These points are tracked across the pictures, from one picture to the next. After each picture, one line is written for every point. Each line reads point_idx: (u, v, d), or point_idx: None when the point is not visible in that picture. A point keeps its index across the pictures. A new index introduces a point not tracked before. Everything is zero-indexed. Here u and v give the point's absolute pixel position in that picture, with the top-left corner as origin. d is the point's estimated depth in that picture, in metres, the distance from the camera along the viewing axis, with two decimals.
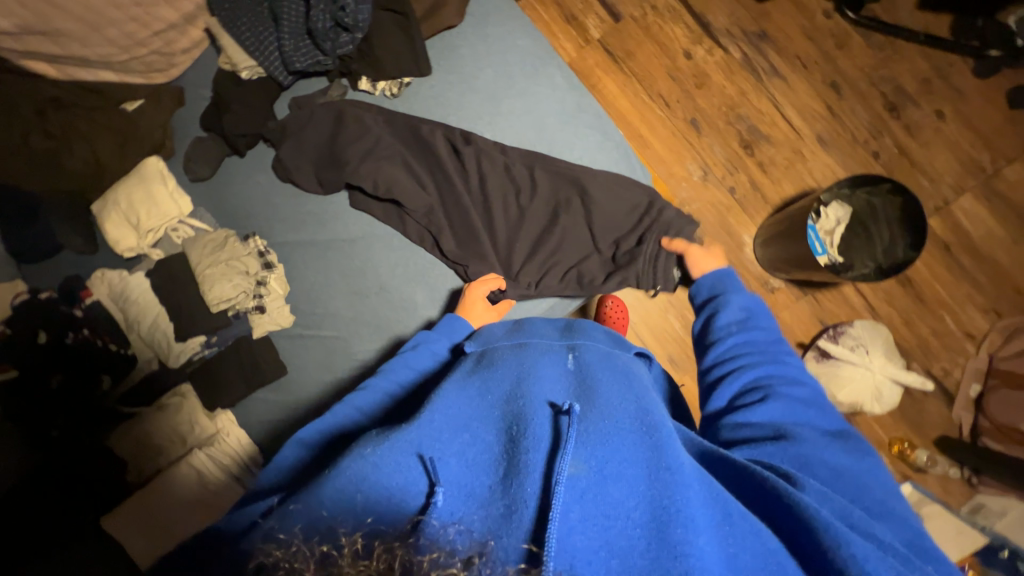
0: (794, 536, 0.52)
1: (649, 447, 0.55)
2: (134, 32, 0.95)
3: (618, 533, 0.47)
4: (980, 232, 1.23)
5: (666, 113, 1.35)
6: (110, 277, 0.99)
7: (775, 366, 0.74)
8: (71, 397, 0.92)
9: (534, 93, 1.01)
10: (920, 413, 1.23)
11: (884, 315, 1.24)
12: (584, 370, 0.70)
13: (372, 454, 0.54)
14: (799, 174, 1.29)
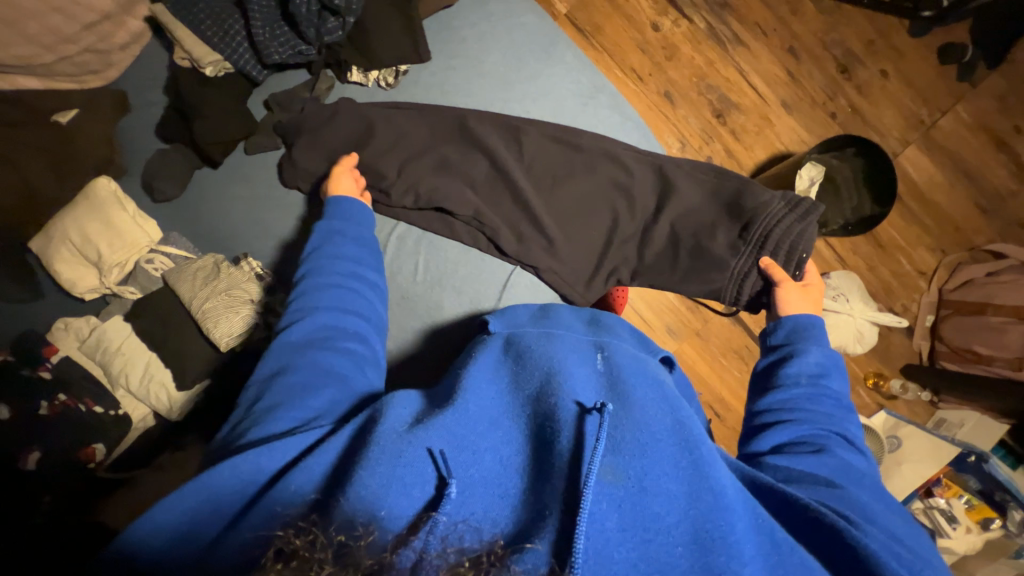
0: (821, 534, 0.50)
1: (693, 465, 0.49)
2: (60, 27, 0.80)
3: (653, 548, 0.43)
4: (923, 179, 1.36)
5: (640, 87, 1.35)
6: (76, 326, 0.86)
7: (835, 429, 0.66)
8: (58, 469, 0.78)
9: (546, 76, 0.98)
10: (888, 347, 1.37)
11: (852, 263, 1.35)
12: (616, 359, 0.62)
13: (397, 444, 0.50)
14: (768, 139, 1.36)
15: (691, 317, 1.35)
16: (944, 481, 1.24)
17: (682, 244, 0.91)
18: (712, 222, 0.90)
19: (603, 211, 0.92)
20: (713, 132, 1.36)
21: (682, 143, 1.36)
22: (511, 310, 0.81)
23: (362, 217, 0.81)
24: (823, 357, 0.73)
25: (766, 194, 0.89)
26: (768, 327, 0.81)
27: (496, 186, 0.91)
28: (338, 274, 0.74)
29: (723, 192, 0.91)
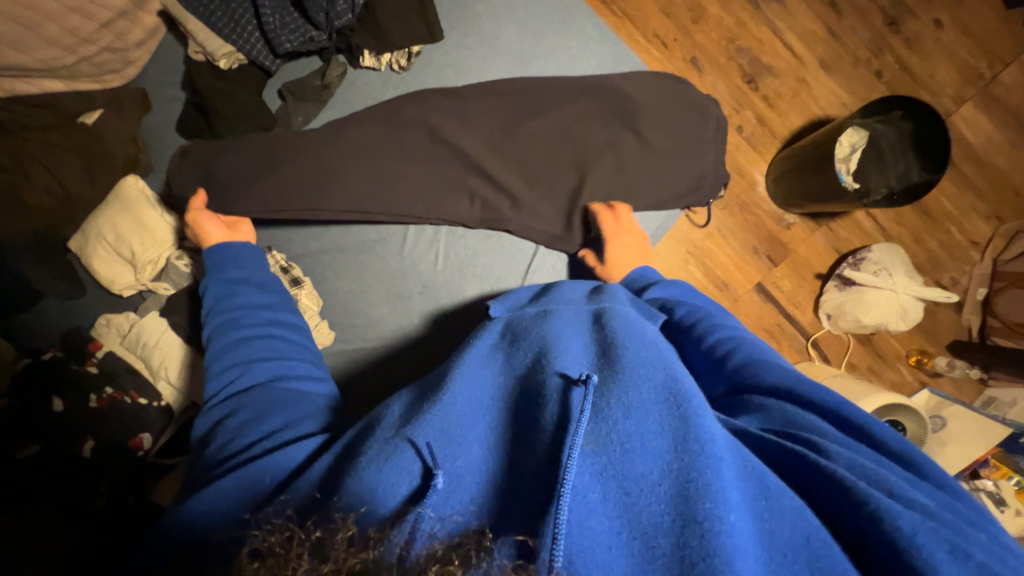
0: (811, 481, 0.44)
1: (679, 418, 0.45)
2: (78, 27, 0.81)
3: (637, 509, 0.41)
4: (980, 140, 1.25)
5: (664, 54, 1.28)
6: (117, 322, 0.91)
7: (719, 328, 0.67)
8: (109, 459, 0.83)
9: (566, 51, 0.95)
10: (933, 322, 1.30)
11: (895, 235, 1.28)
12: (611, 326, 0.60)
13: (393, 438, 0.51)
14: (804, 104, 1.27)
15: (720, 297, 1.30)
16: (992, 462, 1.14)
17: (649, 161, 0.92)
18: (670, 138, 0.93)
19: (564, 153, 0.91)
20: (744, 100, 1.28)
21: None
22: (516, 293, 0.79)
23: (247, 258, 0.80)
24: (664, 280, 0.79)
25: (682, 109, 0.94)
26: (609, 278, 0.84)
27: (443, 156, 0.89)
28: (255, 325, 0.74)
29: (662, 103, 0.94)
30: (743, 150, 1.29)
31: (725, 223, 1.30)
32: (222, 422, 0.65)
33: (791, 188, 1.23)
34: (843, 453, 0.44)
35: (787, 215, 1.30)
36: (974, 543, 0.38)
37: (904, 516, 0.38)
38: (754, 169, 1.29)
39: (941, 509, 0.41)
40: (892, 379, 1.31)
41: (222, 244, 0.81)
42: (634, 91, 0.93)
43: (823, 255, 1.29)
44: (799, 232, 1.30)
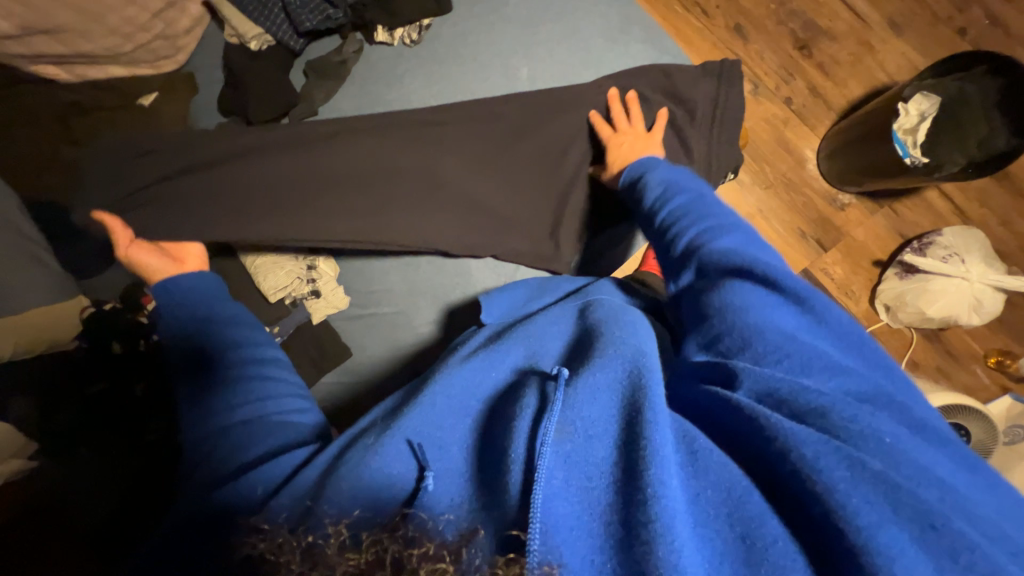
0: (736, 427, 0.46)
1: (633, 391, 0.49)
2: (134, 17, 0.79)
3: (596, 492, 0.43)
4: None
5: (705, 23, 1.19)
6: None
7: (709, 223, 0.62)
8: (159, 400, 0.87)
9: (575, 14, 0.84)
10: (1021, 318, 1.13)
11: (976, 218, 1.12)
12: (586, 320, 0.65)
13: (374, 444, 0.54)
14: (868, 70, 1.14)
15: None
16: None
17: (662, 149, 0.81)
18: (685, 124, 0.81)
19: (562, 145, 0.81)
20: (795, 68, 1.17)
21: (754, 84, 1.18)
22: (514, 285, 0.78)
23: (206, 288, 0.74)
24: (666, 172, 0.70)
25: (703, 87, 0.81)
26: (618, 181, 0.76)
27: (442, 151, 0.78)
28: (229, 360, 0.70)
29: (677, 79, 0.81)
30: (791, 124, 1.18)
31: (767, 204, 1.20)
32: (208, 461, 0.60)
33: (848, 164, 1.11)
34: (791, 390, 0.44)
35: (842, 195, 1.18)
36: (885, 459, 0.39)
37: (805, 436, 0.40)
38: (804, 145, 1.18)
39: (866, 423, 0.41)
40: (963, 381, 1.14)
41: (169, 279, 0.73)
42: (645, 73, 0.81)
43: (884, 240, 1.16)
44: (856, 214, 1.17)
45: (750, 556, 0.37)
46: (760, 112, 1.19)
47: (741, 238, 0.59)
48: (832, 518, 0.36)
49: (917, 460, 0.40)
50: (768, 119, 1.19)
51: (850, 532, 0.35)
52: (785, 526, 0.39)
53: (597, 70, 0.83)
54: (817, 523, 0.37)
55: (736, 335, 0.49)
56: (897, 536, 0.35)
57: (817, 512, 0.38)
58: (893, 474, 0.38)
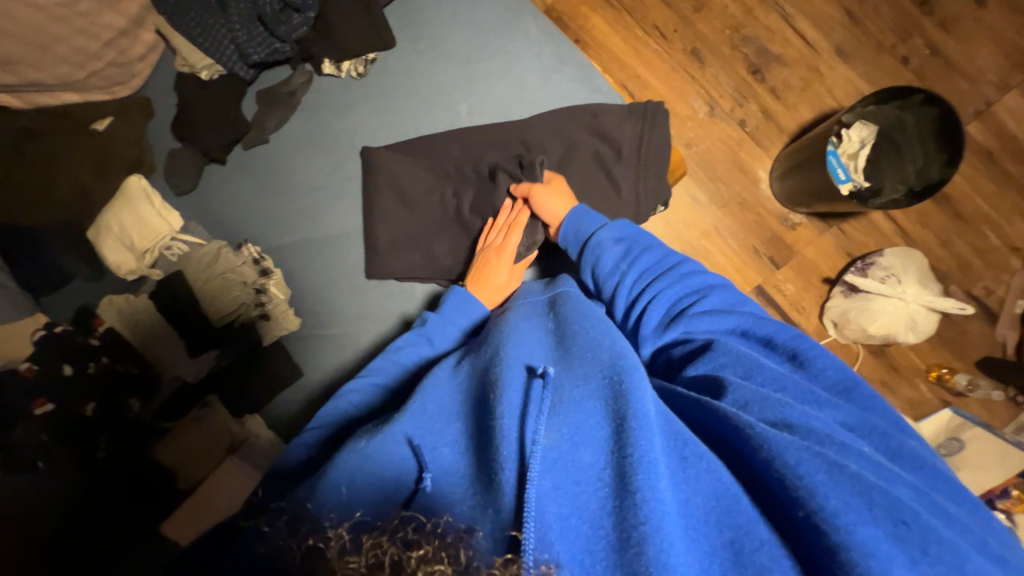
0: (722, 434, 0.52)
1: (615, 397, 0.52)
2: (85, 47, 0.74)
3: (585, 497, 0.45)
4: None
5: (663, 46, 1.22)
6: (118, 301, 0.79)
7: (683, 285, 0.68)
8: (111, 423, 0.76)
9: (508, 53, 0.83)
10: (961, 335, 1.17)
11: (918, 238, 1.17)
12: (561, 322, 0.67)
13: (366, 446, 0.55)
14: (817, 95, 1.18)
15: None
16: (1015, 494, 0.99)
17: (589, 190, 0.81)
18: (614, 165, 0.80)
19: (501, 183, 0.81)
20: (748, 92, 1.21)
21: (711, 106, 1.22)
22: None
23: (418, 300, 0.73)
24: (617, 231, 0.73)
25: (627, 128, 0.80)
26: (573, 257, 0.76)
27: (379, 187, 0.80)
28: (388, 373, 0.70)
29: (605, 123, 0.80)
30: (745, 145, 1.22)
31: (723, 221, 1.23)
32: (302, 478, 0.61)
33: (797, 186, 1.15)
34: (761, 405, 0.52)
35: (793, 214, 1.22)
36: (854, 460, 0.47)
37: (786, 445, 0.46)
38: (757, 165, 1.22)
39: (831, 433, 0.49)
40: (907, 396, 1.18)
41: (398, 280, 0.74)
42: (576, 115, 0.81)
43: (832, 258, 1.20)
44: (806, 233, 1.21)
45: (738, 557, 0.43)
46: (716, 132, 1.22)
47: (721, 299, 0.67)
48: (813, 520, 0.43)
49: (879, 465, 0.47)
50: (724, 139, 1.22)
51: (831, 529, 0.42)
52: (770, 528, 0.45)
53: (531, 108, 0.83)
54: (802, 524, 0.44)
55: (739, 367, 0.58)
56: (872, 535, 0.41)
57: (801, 516, 0.44)
58: (865, 476, 0.45)
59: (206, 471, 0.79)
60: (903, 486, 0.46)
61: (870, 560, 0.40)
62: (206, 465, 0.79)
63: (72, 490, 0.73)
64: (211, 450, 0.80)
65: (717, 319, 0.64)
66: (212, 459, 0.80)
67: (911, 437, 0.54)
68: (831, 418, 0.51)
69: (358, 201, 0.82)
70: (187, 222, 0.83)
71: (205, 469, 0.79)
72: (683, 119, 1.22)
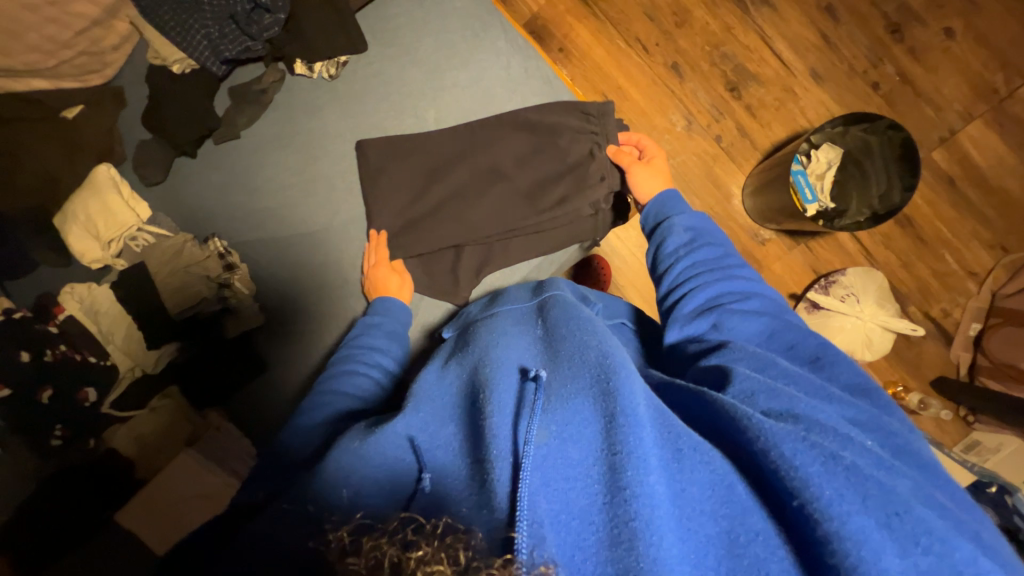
0: (720, 425, 0.49)
1: (603, 391, 0.49)
2: (56, 35, 0.73)
3: (575, 492, 0.43)
4: (988, 162, 1.16)
5: (644, 59, 1.24)
6: (80, 291, 0.78)
7: (727, 282, 0.68)
8: (65, 414, 0.75)
9: (478, 62, 0.84)
10: (918, 355, 1.20)
11: (881, 260, 1.20)
12: (552, 321, 0.65)
13: (362, 446, 0.53)
14: (790, 115, 1.21)
15: None
16: None
17: (547, 200, 0.83)
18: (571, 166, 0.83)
19: (469, 190, 0.82)
20: (725, 108, 1.23)
21: (688, 120, 1.24)
22: (465, 312, 0.80)
23: (401, 312, 0.76)
24: (692, 221, 0.75)
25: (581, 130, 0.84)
26: (649, 236, 0.79)
27: (346, 193, 0.83)
28: (349, 352, 0.71)
29: (563, 136, 0.83)
30: (719, 161, 1.24)
31: None
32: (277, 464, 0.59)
33: (766, 203, 1.17)
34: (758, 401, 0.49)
35: (763, 230, 1.25)
36: (852, 450, 0.43)
37: (782, 434, 0.44)
38: (730, 181, 1.25)
39: (832, 423, 0.46)
40: None
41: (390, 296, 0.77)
42: (539, 118, 0.83)
43: (799, 274, 1.23)
44: (775, 249, 1.24)
45: (732, 547, 0.41)
46: (692, 146, 1.24)
47: (762, 305, 0.66)
48: (807, 510, 0.40)
49: (880, 457, 0.44)
50: (699, 154, 1.25)
51: (821, 518, 0.39)
52: (769, 518, 0.42)
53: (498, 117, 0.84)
54: (793, 512, 0.41)
55: (752, 363, 0.55)
56: (864, 524, 0.38)
57: (794, 506, 0.41)
58: (862, 466, 0.41)
59: (162, 462, 0.81)
60: (905, 477, 0.43)
61: (861, 549, 0.37)
62: (166, 456, 0.81)
63: (33, 475, 0.74)
64: (170, 440, 0.81)
65: (752, 326, 0.63)
66: (172, 450, 0.81)
67: (914, 440, 0.51)
68: (834, 413, 0.49)
69: (326, 203, 0.83)
70: (156, 213, 0.84)
71: (163, 458, 0.81)
72: (661, 132, 1.24)
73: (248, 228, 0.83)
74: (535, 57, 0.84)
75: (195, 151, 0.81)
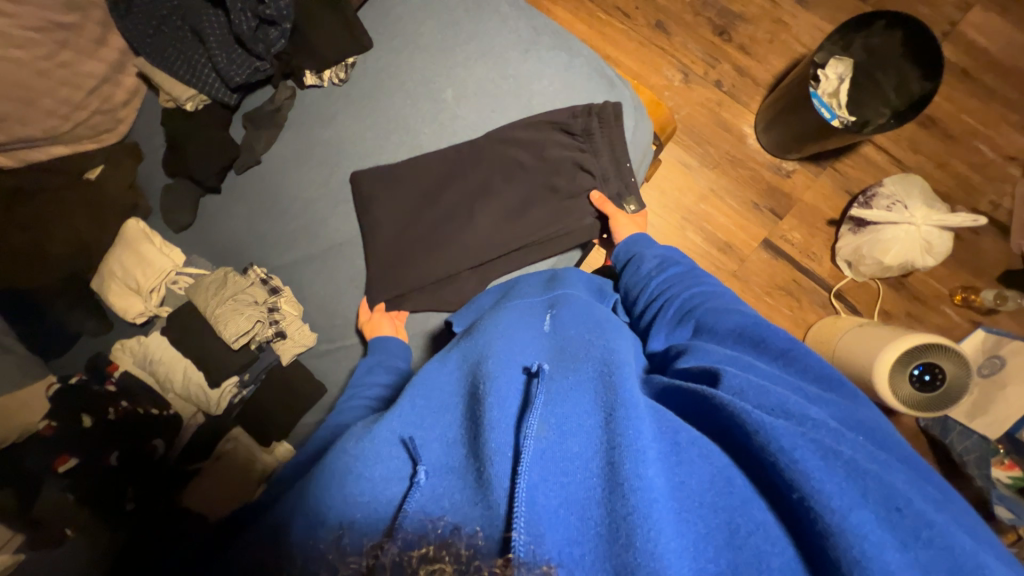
0: (717, 418, 0.44)
1: (608, 390, 0.46)
2: (69, 97, 0.74)
3: (572, 488, 0.40)
4: (998, 46, 1.14)
5: (628, 24, 1.25)
6: (130, 344, 0.80)
7: (700, 287, 0.65)
8: (135, 471, 0.73)
9: (484, 32, 0.83)
10: (977, 253, 1.15)
11: (913, 165, 1.17)
12: (562, 319, 0.63)
13: (357, 447, 0.48)
14: (785, 44, 1.20)
15: (725, 259, 1.22)
16: None
17: (572, 180, 0.82)
18: (589, 156, 0.81)
19: (498, 166, 0.81)
20: (719, 53, 1.23)
21: (684, 73, 1.24)
22: (476, 302, 0.75)
23: (395, 347, 0.72)
24: (661, 249, 0.74)
25: (602, 95, 0.82)
26: (617, 261, 0.78)
27: (373, 190, 0.80)
28: (350, 390, 0.66)
29: (557, 136, 0.81)
30: (725, 105, 1.23)
31: (718, 182, 1.23)
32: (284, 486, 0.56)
33: (782, 135, 1.15)
34: (756, 386, 0.44)
35: (785, 163, 1.22)
36: (850, 447, 0.39)
37: (782, 429, 0.39)
38: (740, 122, 1.23)
39: (827, 419, 0.41)
40: (936, 322, 1.16)
41: (384, 337, 0.74)
42: (560, 88, 0.82)
43: (833, 199, 1.20)
44: (802, 178, 1.21)
45: (733, 538, 0.36)
46: (694, 97, 1.23)
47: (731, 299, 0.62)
48: (807, 504, 0.36)
49: (873, 452, 0.40)
50: (703, 103, 1.23)
51: (823, 513, 0.35)
52: (772, 513, 0.39)
53: (515, 83, 0.83)
54: (796, 505, 0.37)
55: (733, 360, 0.50)
56: (865, 520, 0.34)
57: (795, 498, 0.37)
58: (859, 460, 0.38)
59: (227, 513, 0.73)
60: (897, 470, 0.39)
61: (864, 546, 0.33)
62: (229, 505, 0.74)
63: None
64: (237, 486, 0.75)
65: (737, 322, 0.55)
66: (240, 497, 0.75)
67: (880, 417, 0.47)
68: (824, 412, 0.43)
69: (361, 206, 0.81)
70: (190, 255, 0.83)
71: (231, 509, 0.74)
72: (660, 89, 1.24)
73: (284, 249, 0.82)
74: (541, 15, 0.83)
75: (219, 183, 0.81)
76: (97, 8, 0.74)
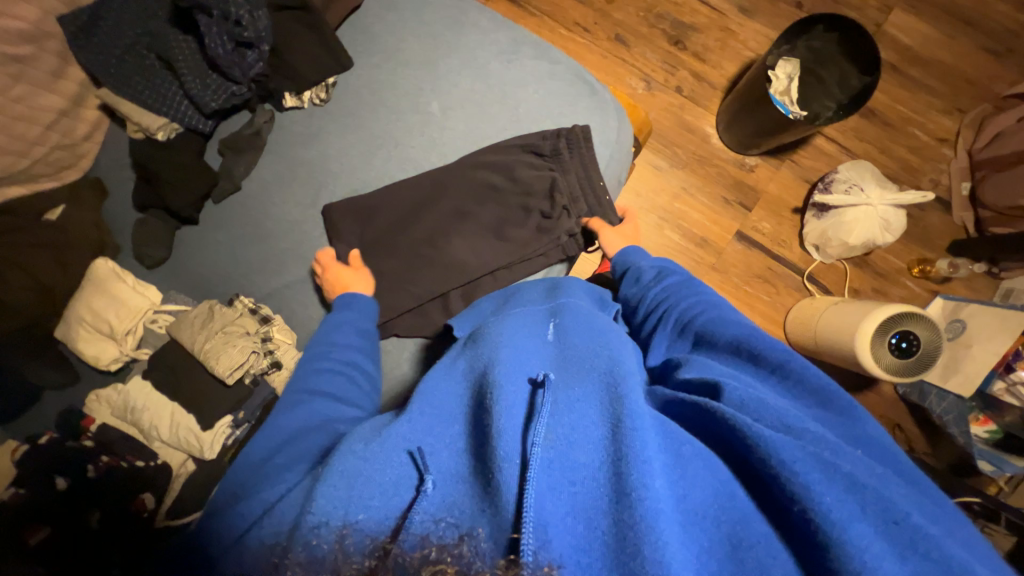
0: (723, 435, 0.44)
1: (614, 402, 0.44)
2: (23, 132, 0.69)
3: (579, 497, 0.38)
4: (917, 41, 1.27)
5: (588, 39, 1.31)
6: (106, 394, 0.75)
7: (698, 297, 0.65)
8: (121, 531, 0.66)
9: (466, 45, 0.85)
10: (926, 228, 1.25)
11: (860, 151, 1.27)
12: (566, 327, 0.60)
13: (365, 449, 0.47)
14: (735, 50, 1.29)
15: (703, 253, 1.27)
16: None
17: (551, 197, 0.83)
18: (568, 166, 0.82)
19: (489, 175, 0.81)
20: (675, 61, 1.30)
21: (646, 81, 1.30)
22: (477, 306, 0.76)
23: (367, 308, 0.72)
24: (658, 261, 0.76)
25: (586, 100, 0.85)
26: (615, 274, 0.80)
27: (364, 207, 0.80)
28: (320, 351, 0.65)
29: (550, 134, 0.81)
30: (687, 108, 1.30)
31: (688, 180, 1.29)
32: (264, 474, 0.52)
33: (742, 132, 1.22)
34: (762, 403, 0.43)
35: (747, 158, 1.29)
36: (853, 463, 0.39)
37: (783, 442, 0.39)
38: (702, 123, 1.30)
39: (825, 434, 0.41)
40: (899, 295, 1.25)
41: (350, 295, 0.73)
42: (545, 95, 0.84)
43: (794, 188, 1.28)
44: (765, 171, 1.29)
45: (735, 552, 0.37)
46: (658, 103, 1.30)
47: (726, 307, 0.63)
48: (809, 517, 0.36)
49: (873, 466, 0.40)
50: (667, 107, 1.30)
51: (825, 526, 0.35)
52: (771, 525, 0.39)
53: (500, 93, 0.84)
54: (797, 519, 0.37)
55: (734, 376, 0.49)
56: (867, 532, 0.34)
57: (795, 511, 0.37)
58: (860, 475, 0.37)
59: None
60: (896, 483, 0.39)
61: (863, 555, 0.33)
62: None
63: None
64: None
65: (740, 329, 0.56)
66: None
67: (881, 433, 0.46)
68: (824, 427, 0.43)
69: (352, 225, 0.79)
70: (167, 292, 0.79)
71: None
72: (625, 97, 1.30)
73: (273, 275, 0.79)
74: (519, 26, 0.85)
75: (196, 214, 0.78)
76: (54, 39, 0.70)
